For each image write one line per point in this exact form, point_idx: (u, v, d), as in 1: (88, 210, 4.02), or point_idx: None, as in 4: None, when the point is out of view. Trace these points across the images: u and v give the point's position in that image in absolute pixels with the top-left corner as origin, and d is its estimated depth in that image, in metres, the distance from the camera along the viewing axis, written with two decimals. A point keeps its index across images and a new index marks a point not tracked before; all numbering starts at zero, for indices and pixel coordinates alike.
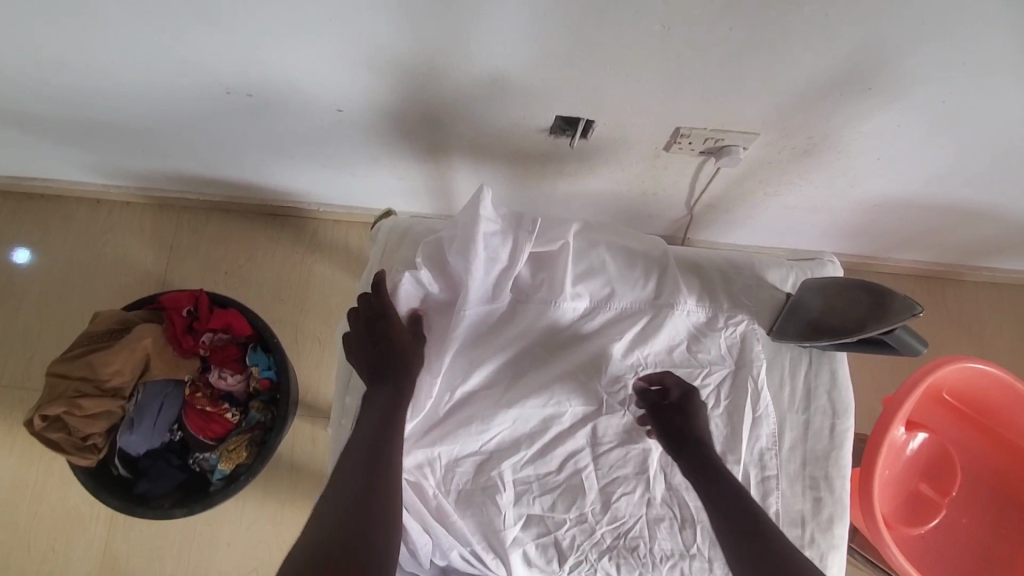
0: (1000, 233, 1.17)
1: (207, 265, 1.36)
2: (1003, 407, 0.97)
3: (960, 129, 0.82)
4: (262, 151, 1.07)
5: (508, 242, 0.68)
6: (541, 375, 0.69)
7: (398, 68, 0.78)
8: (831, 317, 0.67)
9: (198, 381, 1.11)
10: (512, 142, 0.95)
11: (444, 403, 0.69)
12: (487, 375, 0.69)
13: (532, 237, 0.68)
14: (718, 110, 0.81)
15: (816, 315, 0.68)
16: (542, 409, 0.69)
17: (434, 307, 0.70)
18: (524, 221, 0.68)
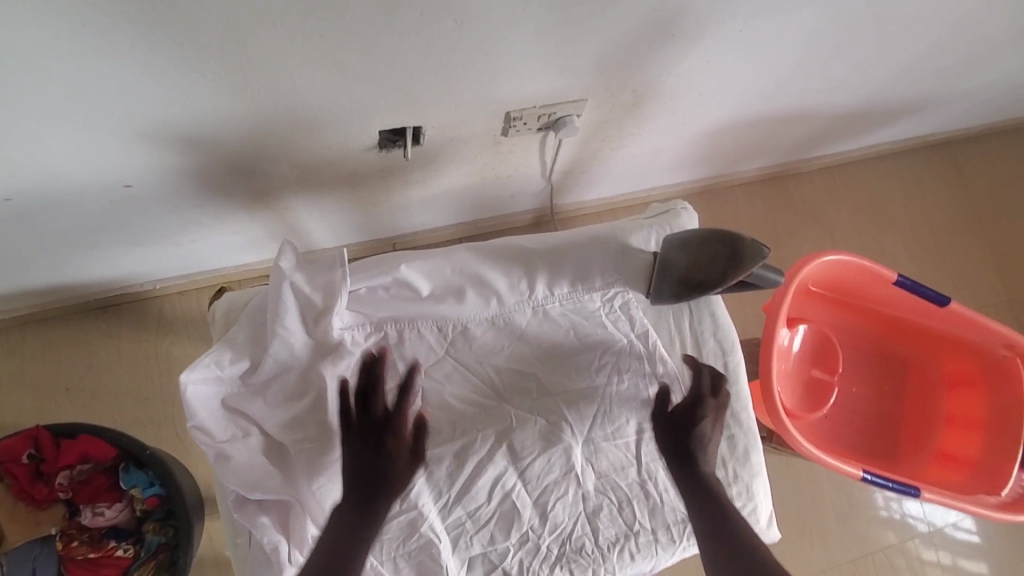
0: (818, 127, 1.28)
1: (41, 387, 1.16)
2: (860, 285, 1.08)
3: (761, 49, 0.86)
4: (56, 249, 0.91)
5: (322, 291, 0.62)
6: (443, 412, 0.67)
7: (180, 127, 0.67)
8: (697, 271, 0.66)
9: (70, 530, 0.96)
10: (343, 166, 0.86)
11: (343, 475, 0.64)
12: None
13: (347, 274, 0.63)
14: (540, 86, 0.78)
15: (683, 272, 0.67)
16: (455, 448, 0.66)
17: (246, 388, 0.61)
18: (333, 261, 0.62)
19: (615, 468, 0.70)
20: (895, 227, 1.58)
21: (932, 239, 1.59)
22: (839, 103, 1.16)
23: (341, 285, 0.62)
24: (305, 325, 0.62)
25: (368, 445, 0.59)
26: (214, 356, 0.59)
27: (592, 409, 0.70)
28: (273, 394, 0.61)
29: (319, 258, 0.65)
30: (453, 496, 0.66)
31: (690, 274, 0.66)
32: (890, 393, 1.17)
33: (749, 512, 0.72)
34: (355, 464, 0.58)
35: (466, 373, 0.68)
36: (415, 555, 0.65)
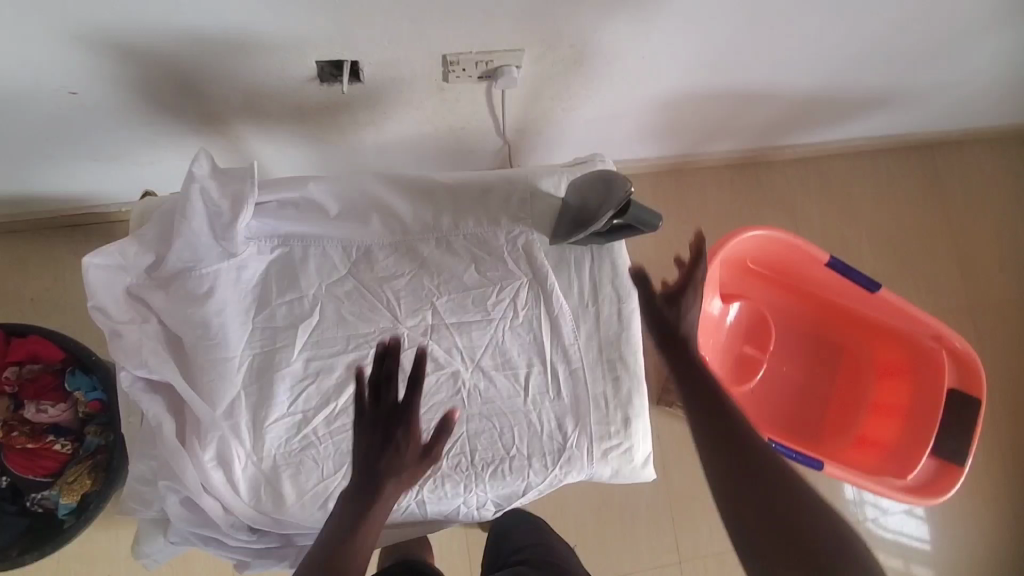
0: (783, 111, 1.28)
1: (8, 296, 1.22)
2: (796, 264, 1.10)
3: (700, 14, 0.87)
4: (15, 156, 0.96)
5: (228, 199, 0.66)
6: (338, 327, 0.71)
7: (114, 36, 0.71)
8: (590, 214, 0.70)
9: (11, 421, 1.01)
10: (288, 97, 0.90)
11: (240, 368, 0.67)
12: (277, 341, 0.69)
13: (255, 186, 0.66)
14: (472, 31, 0.81)
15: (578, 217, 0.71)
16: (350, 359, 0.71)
17: (153, 285, 0.66)
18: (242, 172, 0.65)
19: (500, 396, 0.73)
20: (864, 223, 1.59)
21: (901, 239, 1.59)
22: (798, 86, 1.17)
23: (247, 195, 0.65)
24: (211, 229, 0.66)
25: (376, 431, 0.57)
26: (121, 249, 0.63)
27: (484, 339, 0.74)
28: (178, 291, 0.66)
29: (231, 169, 0.68)
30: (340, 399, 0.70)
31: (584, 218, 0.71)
32: (822, 375, 1.18)
33: (626, 451, 0.74)
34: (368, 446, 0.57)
35: (368, 294, 0.72)
36: (296, 455, 0.68)
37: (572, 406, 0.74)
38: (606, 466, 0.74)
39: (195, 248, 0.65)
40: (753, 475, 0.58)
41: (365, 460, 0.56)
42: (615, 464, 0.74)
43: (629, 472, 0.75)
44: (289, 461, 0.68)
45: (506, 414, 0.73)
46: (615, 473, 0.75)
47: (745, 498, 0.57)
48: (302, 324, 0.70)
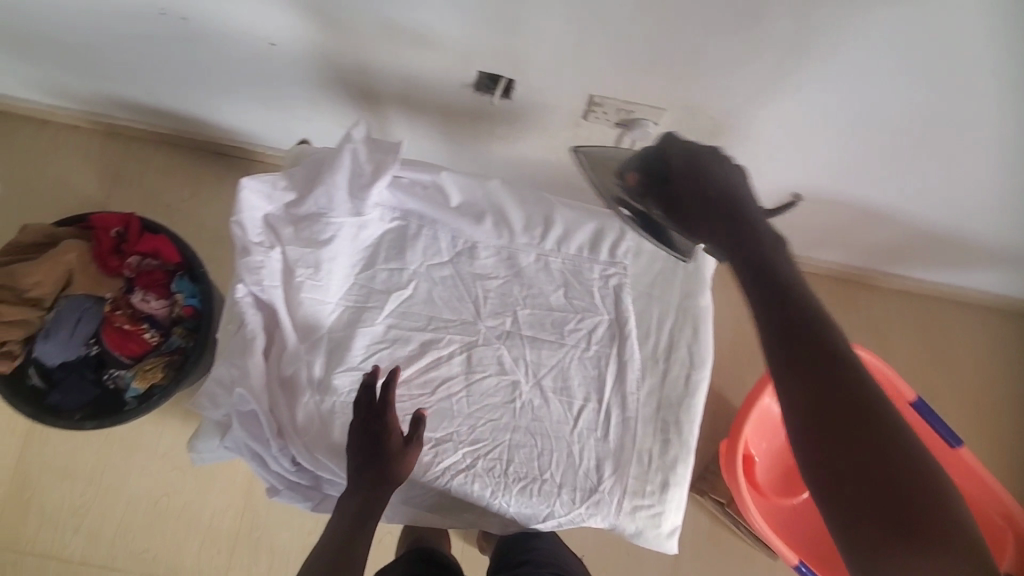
0: (902, 239, 1.25)
1: (150, 197, 1.38)
2: (876, 393, 1.05)
3: (848, 121, 0.88)
4: (201, 82, 1.10)
5: (372, 164, 0.73)
6: (423, 307, 0.76)
7: (322, 8, 0.82)
8: (657, 159, 0.66)
9: (119, 301, 1.12)
10: (440, 95, 0.98)
11: (336, 313, 0.74)
12: (372, 303, 0.75)
13: (396, 161, 0.72)
14: (625, 80, 0.86)
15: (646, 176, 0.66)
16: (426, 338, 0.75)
17: (281, 219, 0.72)
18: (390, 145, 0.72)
19: (550, 418, 0.74)
20: (960, 379, 1.49)
21: (994, 406, 1.48)
22: (926, 218, 1.14)
23: (387, 166, 0.72)
24: (347, 185, 0.72)
25: (369, 429, 0.66)
26: (272, 179, 0.71)
27: (551, 360, 0.76)
28: (302, 228, 0.72)
29: (382, 140, 0.75)
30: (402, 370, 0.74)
31: (654, 176, 0.66)
32: None
33: (655, 515, 0.73)
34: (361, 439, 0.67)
35: (460, 286, 0.77)
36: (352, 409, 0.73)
37: (615, 450, 0.74)
38: (630, 523, 0.73)
39: (330, 197, 0.71)
40: (858, 440, 0.46)
41: (359, 454, 0.66)
42: (640, 523, 0.73)
43: (651, 537, 0.74)
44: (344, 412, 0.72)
45: (550, 437, 0.74)
46: (637, 532, 0.74)
47: (853, 469, 0.46)
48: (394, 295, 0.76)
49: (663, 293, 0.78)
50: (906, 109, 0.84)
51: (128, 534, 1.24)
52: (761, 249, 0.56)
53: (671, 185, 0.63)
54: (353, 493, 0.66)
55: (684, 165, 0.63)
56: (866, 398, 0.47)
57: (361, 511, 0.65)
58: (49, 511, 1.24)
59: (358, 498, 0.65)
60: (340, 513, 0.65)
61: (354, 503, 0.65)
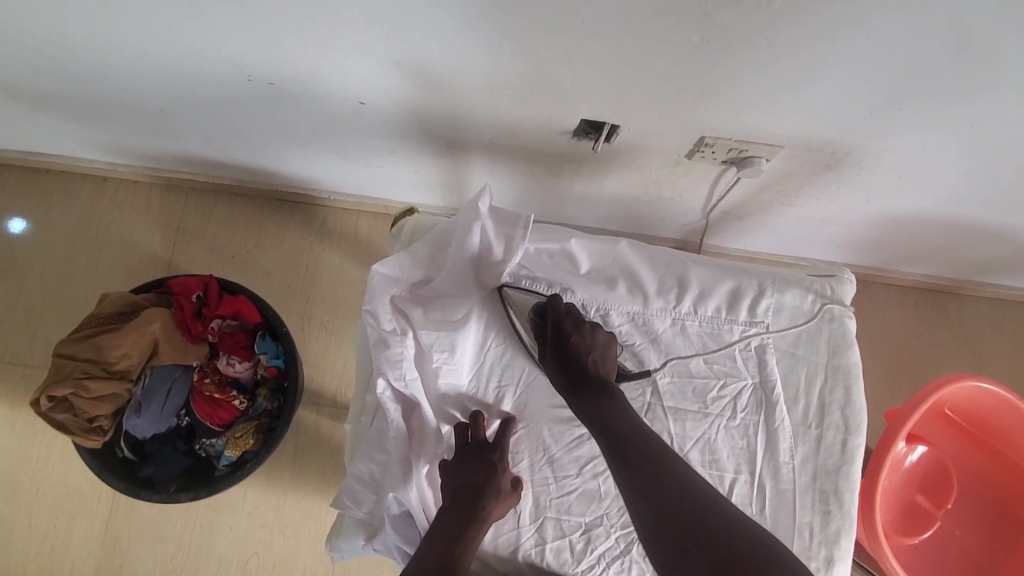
0: (1006, 253, 1.19)
1: (214, 248, 1.35)
2: (1000, 424, 1.01)
3: (982, 153, 0.83)
4: (276, 139, 1.06)
5: (500, 240, 0.69)
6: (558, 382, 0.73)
7: (425, 68, 0.78)
8: (561, 327, 0.68)
9: (206, 368, 1.10)
10: (534, 142, 0.94)
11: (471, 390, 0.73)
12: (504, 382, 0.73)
13: (526, 233, 0.68)
14: (745, 122, 0.81)
15: (541, 325, 0.70)
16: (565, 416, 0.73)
17: (404, 303, 0.68)
18: (520, 217, 0.68)
19: None
20: None
21: None
22: None
23: (518, 240, 0.68)
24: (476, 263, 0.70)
25: (467, 458, 0.69)
26: (396, 262, 0.67)
27: (697, 432, 0.74)
28: (432, 309, 0.69)
29: (506, 209, 0.71)
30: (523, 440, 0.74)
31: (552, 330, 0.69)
32: (1005, 554, 1.05)
33: None
34: (456, 473, 0.68)
35: None
36: None
37: (771, 526, 0.71)
38: None
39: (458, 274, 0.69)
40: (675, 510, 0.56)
41: (459, 480, 0.67)
42: None
43: None
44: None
45: None
46: None
47: (683, 533, 0.55)
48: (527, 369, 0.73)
49: (809, 352, 0.73)
50: None
51: None
52: (600, 416, 0.65)
53: (569, 348, 0.68)
54: (448, 517, 0.65)
55: (595, 346, 0.68)
56: (691, 488, 0.58)
57: (453, 535, 0.63)
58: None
59: (454, 521, 0.64)
60: (433, 540, 0.63)
61: (454, 527, 0.64)
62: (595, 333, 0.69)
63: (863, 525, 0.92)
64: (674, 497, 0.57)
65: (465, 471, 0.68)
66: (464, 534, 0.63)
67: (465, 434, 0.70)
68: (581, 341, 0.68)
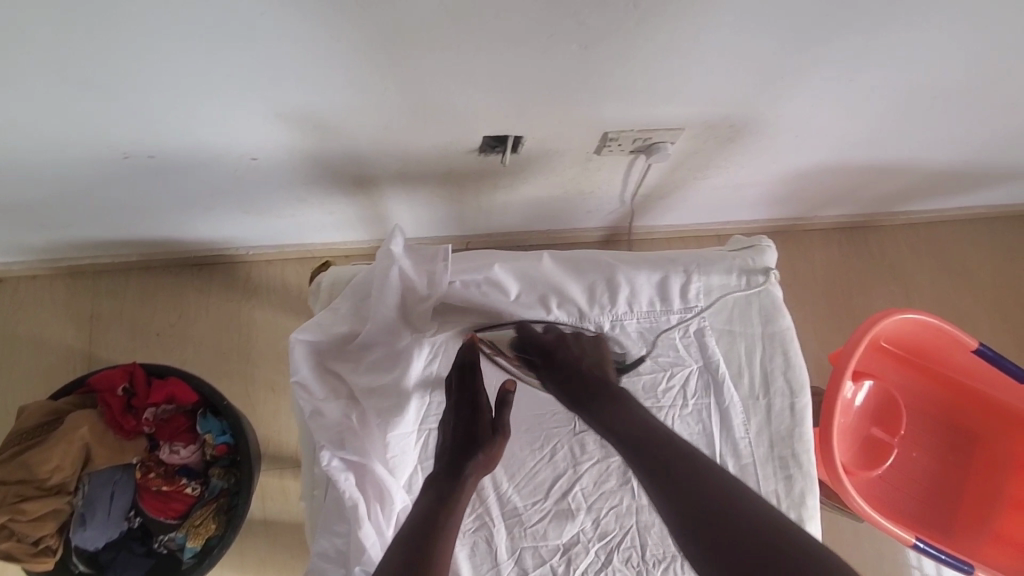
0: (907, 183, 1.26)
1: (136, 329, 1.27)
2: (936, 348, 1.05)
3: (865, 98, 0.87)
4: (174, 208, 1.00)
5: (423, 277, 0.68)
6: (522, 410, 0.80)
7: (310, 115, 0.74)
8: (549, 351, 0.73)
9: (148, 462, 1.04)
10: (444, 165, 0.92)
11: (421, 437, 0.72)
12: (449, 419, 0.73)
13: (448, 267, 0.68)
14: (641, 112, 0.82)
15: (526, 357, 0.75)
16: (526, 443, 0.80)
17: (334, 364, 0.66)
18: (438, 251, 0.68)
19: None
20: (980, 293, 1.52)
21: (1016, 310, 1.52)
22: (935, 160, 1.14)
23: (442, 275, 0.67)
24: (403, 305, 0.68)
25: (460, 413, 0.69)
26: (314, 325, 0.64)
27: None
28: (365, 364, 0.67)
29: (421, 246, 0.70)
30: (522, 373, 0.78)
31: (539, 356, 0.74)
32: (957, 466, 1.13)
33: None
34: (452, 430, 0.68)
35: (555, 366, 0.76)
36: (472, 535, 0.76)
37: None
38: None
39: (386, 320, 0.66)
40: (697, 521, 0.53)
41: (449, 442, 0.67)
42: None
43: None
44: (465, 539, 0.76)
45: None
46: None
47: (714, 535, 0.52)
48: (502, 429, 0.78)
49: (743, 323, 0.75)
50: (930, 73, 0.83)
51: None
52: (611, 421, 0.65)
53: (560, 364, 0.72)
54: (432, 486, 0.62)
55: (584, 354, 0.73)
56: (711, 489, 0.55)
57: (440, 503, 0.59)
58: None
59: (438, 487, 0.62)
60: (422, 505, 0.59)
61: (439, 492, 0.61)
62: (580, 342, 0.73)
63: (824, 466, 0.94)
64: (697, 503, 0.54)
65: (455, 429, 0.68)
66: (451, 496, 0.60)
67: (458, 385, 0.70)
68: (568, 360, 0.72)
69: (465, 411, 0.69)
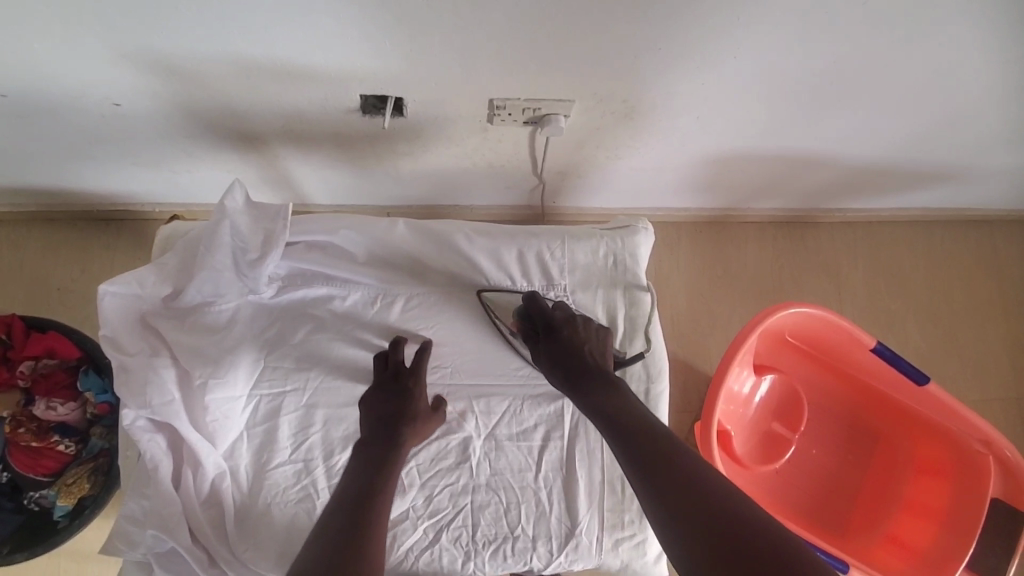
0: (836, 177, 1.23)
1: (35, 283, 1.22)
2: (838, 344, 1.04)
3: (763, 82, 0.83)
4: (55, 155, 0.96)
5: (258, 235, 0.65)
6: None
7: (159, 60, 0.71)
8: (552, 326, 0.70)
9: (20, 416, 1.00)
10: (330, 125, 0.88)
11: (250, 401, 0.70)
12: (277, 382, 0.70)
13: (286, 228, 0.65)
14: (523, 79, 0.78)
15: (528, 325, 0.72)
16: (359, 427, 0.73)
17: (155, 322, 0.64)
18: (276, 210, 0.64)
19: (512, 468, 0.76)
20: (912, 295, 1.51)
21: (948, 315, 1.51)
22: (856, 154, 1.11)
23: (277, 236, 0.64)
24: (236, 263, 0.65)
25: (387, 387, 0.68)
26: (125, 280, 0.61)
27: (502, 407, 0.77)
28: (191, 323, 0.65)
29: (264, 202, 0.66)
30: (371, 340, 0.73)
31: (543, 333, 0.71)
32: (857, 465, 1.12)
33: (638, 543, 0.76)
34: (375, 403, 0.67)
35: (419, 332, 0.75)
36: (293, 507, 0.69)
37: (580, 489, 0.76)
38: (616, 557, 0.76)
39: (213, 276, 0.64)
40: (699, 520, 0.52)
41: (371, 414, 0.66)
42: (626, 555, 0.76)
43: (640, 566, 0.76)
44: (285, 511, 0.69)
45: (515, 487, 0.76)
46: (625, 563, 0.76)
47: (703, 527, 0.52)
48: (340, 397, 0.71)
49: (607, 302, 0.75)
50: (828, 59, 0.79)
51: None
52: (606, 408, 0.63)
53: (563, 344, 0.69)
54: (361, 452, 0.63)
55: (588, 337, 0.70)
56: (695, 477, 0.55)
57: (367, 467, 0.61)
58: None
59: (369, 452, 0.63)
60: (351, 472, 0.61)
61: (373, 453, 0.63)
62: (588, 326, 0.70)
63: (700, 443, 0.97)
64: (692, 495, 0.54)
65: (382, 401, 0.67)
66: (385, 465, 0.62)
67: (383, 360, 0.70)
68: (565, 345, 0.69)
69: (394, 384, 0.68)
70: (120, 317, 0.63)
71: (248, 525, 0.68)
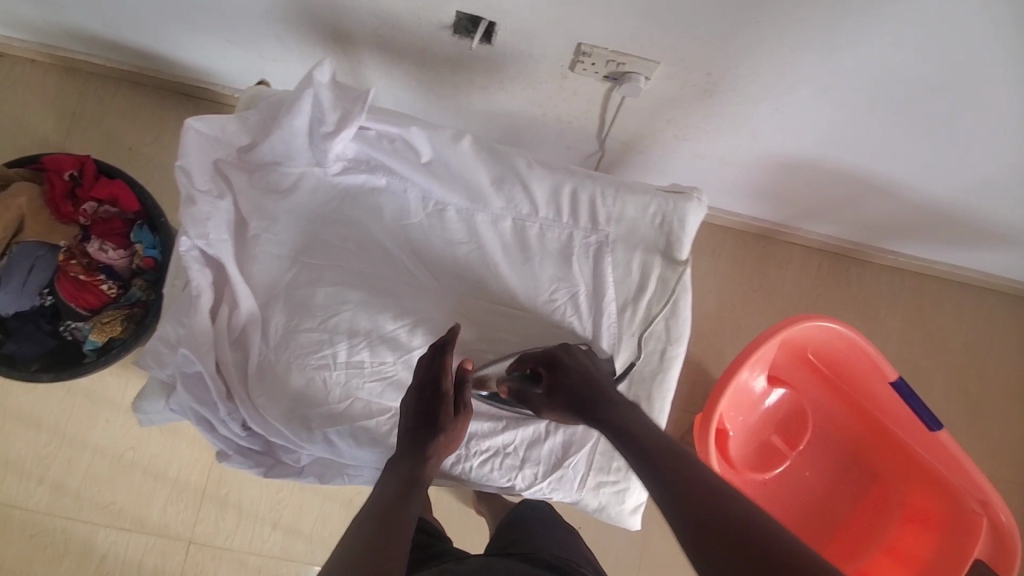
0: (898, 213, 1.21)
1: (110, 139, 1.29)
2: (857, 371, 1.04)
3: (850, 83, 0.83)
4: (160, 16, 1.01)
5: (337, 113, 0.72)
6: (409, 278, 0.79)
7: None
8: (551, 358, 0.75)
9: (74, 249, 1.05)
10: (419, 40, 0.91)
11: (294, 266, 0.77)
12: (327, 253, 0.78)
13: (362, 114, 0.72)
14: (615, 28, 0.80)
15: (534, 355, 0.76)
16: (379, 319, 0.78)
17: (227, 169, 0.74)
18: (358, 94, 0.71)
19: (517, 391, 0.81)
20: (944, 356, 1.47)
21: (977, 384, 1.47)
22: (923, 190, 1.10)
23: (353, 117, 0.71)
24: (312, 133, 0.73)
25: (423, 393, 0.72)
26: (208, 121, 0.70)
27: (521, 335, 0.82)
28: (262, 175, 0.76)
29: (350, 87, 0.73)
30: (416, 243, 0.80)
31: (540, 364, 0.76)
32: (847, 498, 1.12)
33: (619, 491, 0.82)
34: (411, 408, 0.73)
35: (462, 246, 0.80)
36: (312, 371, 0.75)
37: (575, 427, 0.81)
38: (595, 498, 0.82)
39: (290, 138, 0.73)
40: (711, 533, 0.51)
41: (410, 423, 0.71)
42: (605, 499, 0.82)
43: (616, 512, 0.83)
44: (304, 373, 0.76)
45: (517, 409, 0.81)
46: (602, 506, 0.82)
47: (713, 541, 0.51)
48: (377, 285, 0.78)
49: (644, 258, 0.80)
50: (925, 72, 0.79)
51: (93, 487, 1.20)
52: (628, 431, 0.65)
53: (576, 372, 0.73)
54: (403, 460, 0.69)
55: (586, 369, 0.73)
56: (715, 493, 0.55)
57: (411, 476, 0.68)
58: (12, 459, 1.18)
59: (407, 461, 0.69)
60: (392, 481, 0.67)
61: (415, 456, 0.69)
62: (579, 357, 0.74)
63: (698, 429, 1.00)
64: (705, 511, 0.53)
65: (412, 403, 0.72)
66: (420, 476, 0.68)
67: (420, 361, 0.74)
68: (566, 372, 0.73)
69: (431, 391, 0.72)
70: (200, 156, 0.70)
71: (270, 378, 0.75)
